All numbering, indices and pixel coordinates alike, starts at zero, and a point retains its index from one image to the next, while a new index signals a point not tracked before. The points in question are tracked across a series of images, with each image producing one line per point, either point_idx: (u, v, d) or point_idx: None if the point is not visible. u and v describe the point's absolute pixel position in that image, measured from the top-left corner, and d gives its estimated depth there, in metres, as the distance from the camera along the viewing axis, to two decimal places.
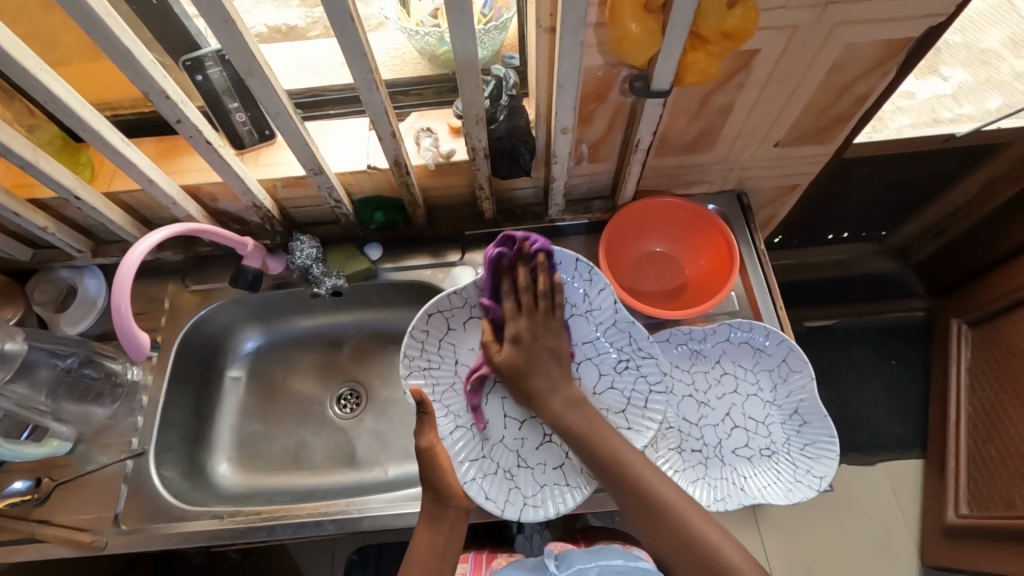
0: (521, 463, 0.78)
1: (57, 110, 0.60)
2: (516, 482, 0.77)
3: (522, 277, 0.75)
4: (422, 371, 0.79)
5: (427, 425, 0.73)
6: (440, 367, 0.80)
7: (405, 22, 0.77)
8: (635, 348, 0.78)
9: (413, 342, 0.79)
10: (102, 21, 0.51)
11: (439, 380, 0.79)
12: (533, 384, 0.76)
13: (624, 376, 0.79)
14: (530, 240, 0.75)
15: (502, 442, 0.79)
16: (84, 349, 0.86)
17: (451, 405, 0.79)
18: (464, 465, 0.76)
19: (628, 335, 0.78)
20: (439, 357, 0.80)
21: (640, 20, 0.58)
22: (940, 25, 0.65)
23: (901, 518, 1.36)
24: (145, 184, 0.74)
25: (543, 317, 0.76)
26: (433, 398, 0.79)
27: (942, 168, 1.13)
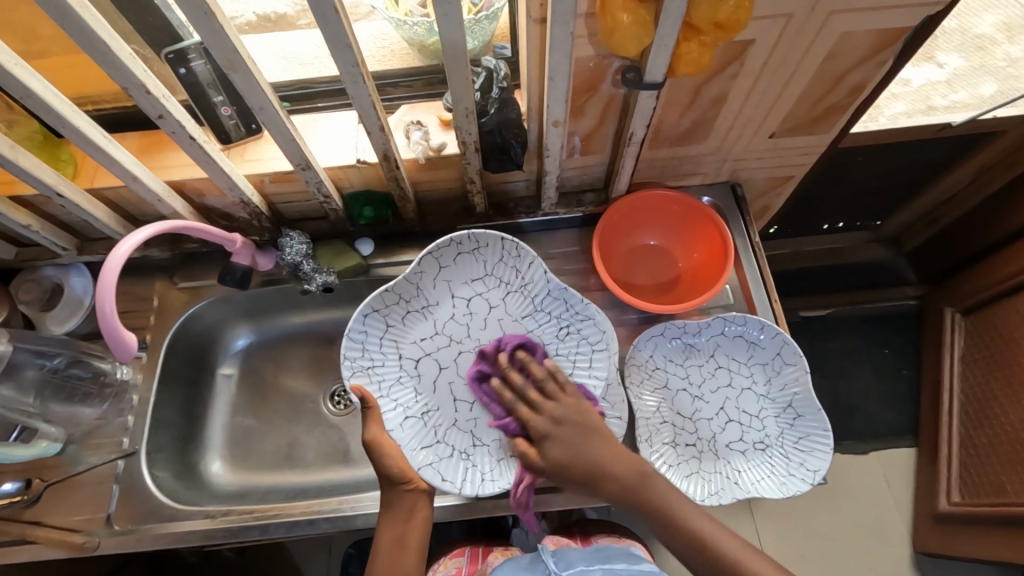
0: (475, 442, 0.80)
1: (34, 106, 0.59)
2: (473, 461, 0.79)
3: (514, 379, 0.78)
4: (365, 371, 0.79)
5: (372, 418, 0.75)
6: (384, 363, 0.81)
7: (392, 12, 0.76)
8: (572, 313, 0.81)
9: (354, 343, 0.79)
10: (76, 14, 0.49)
11: (384, 377, 0.80)
12: (588, 463, 0.71)
13: (565, 341, 0.82)
14: (504, 346, 0.81)
15: (455, 425, 0.81)
16: (70, 349, 0.84)
17: (399, 398, 0.80)
18: (418, 452, 0.77)
19: (563, 300, 0.81)
20: (382, 354, 0.81)
21: (631, 10, 0.56)
22: (935, 14, 0.64)
23: (893, 505, 1.37)
24: (129, 181, 0.72)
25: (560, 402, 0.75)
26: (380, 394, 0.79)
27: (936, 156, 1.12)
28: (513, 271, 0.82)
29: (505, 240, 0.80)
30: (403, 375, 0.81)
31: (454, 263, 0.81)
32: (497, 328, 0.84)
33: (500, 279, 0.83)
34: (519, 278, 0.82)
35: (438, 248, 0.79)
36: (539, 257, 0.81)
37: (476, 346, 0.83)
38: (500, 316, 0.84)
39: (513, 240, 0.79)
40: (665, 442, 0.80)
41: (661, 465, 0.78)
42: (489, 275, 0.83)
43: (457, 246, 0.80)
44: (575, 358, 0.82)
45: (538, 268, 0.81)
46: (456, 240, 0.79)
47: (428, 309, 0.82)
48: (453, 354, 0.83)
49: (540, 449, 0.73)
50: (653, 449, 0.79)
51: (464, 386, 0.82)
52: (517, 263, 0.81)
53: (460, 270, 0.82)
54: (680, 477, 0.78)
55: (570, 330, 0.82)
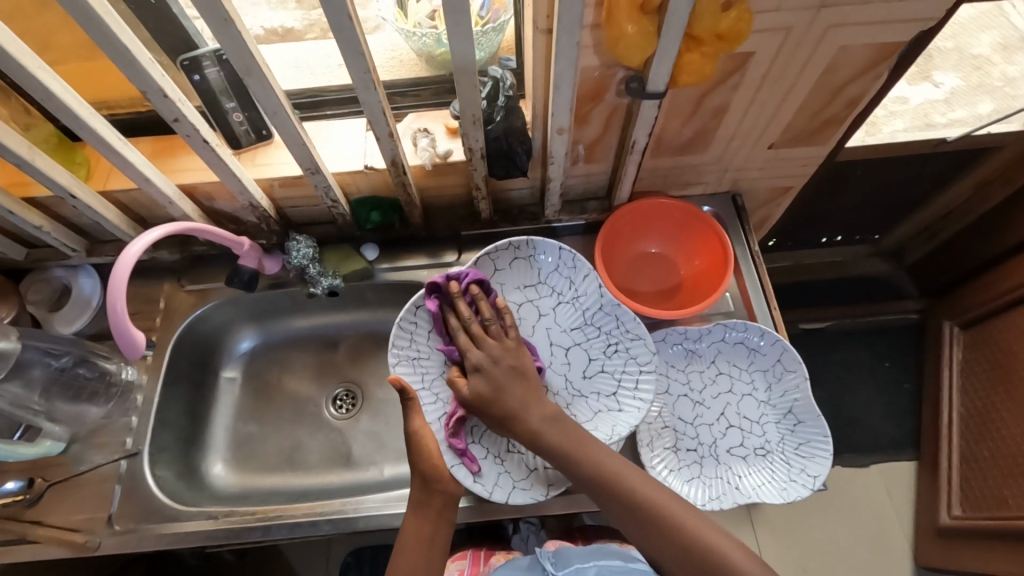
0: (510, 448, 0.79)
1: (54, 108, 0.60)
2: (506, 466, 0.77)
3: (464, 309, 0.75)
4: (411, 361, 0.79)
5: (413, 410, 0.73)
6: (430, 356, 0.81)
7: (402, 23, 0.78)
8: (623, 331, 0.80)
9: (402, 332, 0.79)
10: (100, 18, 0.51)
11: (428, 370, 0.80)
12: (507, 405, 0.71)
13: (613, 359, 0.81)
14: (460, 276, 0.77)
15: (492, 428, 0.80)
16: (79, 348, 0.85)
17: (440, 393, 0.80)
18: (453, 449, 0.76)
19: (615, 318, 0.80)
20: (428, 346, 0.81)
21: (636, 20, 0.58)
22: (930, 30, 0.66)
23: (895, 518, 1.36)
24: (141, 182, 0.74)
25: (500, 343, 0.74)
26: (422, 386, 0.79)
27: (934, 170, 1.14)
28: (567, 281, 0.83)
29: (563, 250, 0.82)
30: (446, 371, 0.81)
31: (509, 267, 0.84)
32: (545, 338, 0.84)
33: (552, 289, 0.84)
34: (572, 289, 0.83)
35: (495, 250, 0.81)
36: (595, 271, 0.81)
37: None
38: (548, 326, 0.84)
39: (572, 251, 0.81)
40: (665, 446, 0.80)
41: (662, 469, 0.78)
42: (542, 283, 0.84)
43: (514, 250, 0.82)
44: (622, 376, 0.80)
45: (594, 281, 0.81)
46: (513, 244, 0.82)
47: None
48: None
49: (468, 380, 0.73)
50: (654, 454, 0.79)
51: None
52: (571, 274, 0.83)
53: (514, 274, 0.84)
54: (681, 482, 0.78)
55: (618, 348, 0.81)
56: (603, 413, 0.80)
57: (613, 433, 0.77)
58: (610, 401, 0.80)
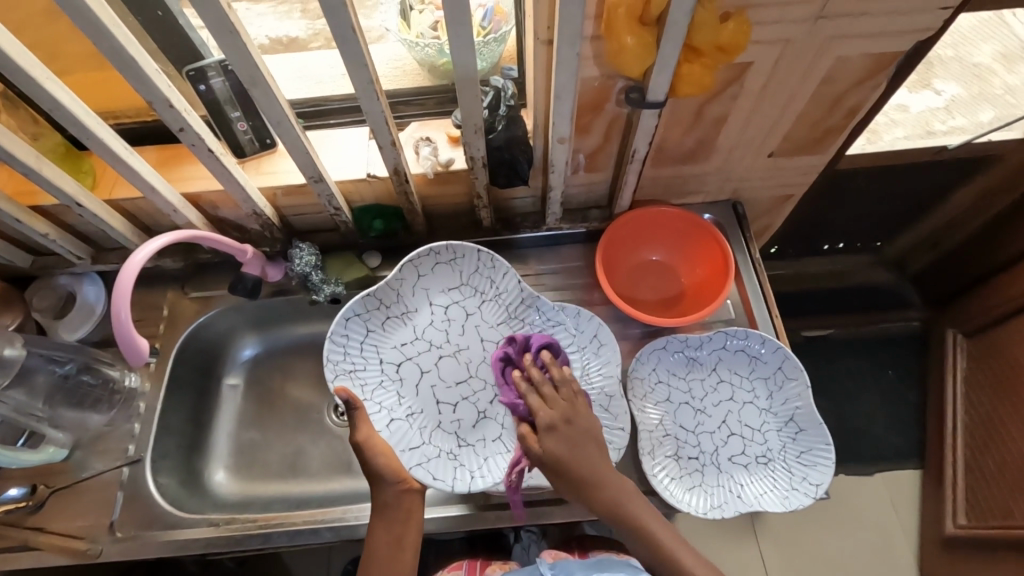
0: (460, 443, 0.82)
1: (63, 118, 0.61)
2: (461, 461, 0.81)
3: (534, 373, 0.75)
4: (349, 374, 0.81)
5: (361, 420, 0.74)
6: (366, 367, 0.83)
7: (405, 34, 0.79)
8: (544, 319, 0.84)
9: (336, 346, 0.81)
10: (108, 30, 0.52)
11: (366, 380, 0.82)
12: (581, 469, 0.68)
13: None
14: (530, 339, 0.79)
15: (439, 426, 0.83)
16: (82, 355, 0.85)
17: (383, 400, 0.82)
18: (407, 453, 0.79)
19: (536, 307, 0.85)
20: (362, 358, 0.83)
21: (635, 32, 0.59)
22: (927, 40, 0.67)
23: (899, 528, 1.35)
24: (146, 191, 0.75)
25: (573, 404, 0.72)
26: (365, 397, 0.82)
27: (935, 178, 1.14)
28: (489, 281, 0.86)
29: (480, 252, 0.84)
30: (385, 379, 0.83)
31: (432, 273, 0.85)
32: (475, 334, 0.87)
33: (475, 289, 0.86)
34: (493, 287, 0.86)
35: (416, 259, 0.83)
36: (512, 268, 0.85)
37: (456, 351, 0.86)
38: (477, 323, 0.87)
39: (489, 252, 0.84)
40: (668, 454, 0.80)
41: (665, 477, 0.78)
42: (465, 284, 0.86)
43: (435, 256, 0.84)
44: None
45: (509, 278, 0.85)
46: (433, 250, 0.83)
47: (407, 315, 0.85)
48: (434, 358, 0.86)
49: (540, 439, 0.70)
50: (656, 461, 0.79)
51: (446, 389, 0.85)
52: (492, 273, 0.85)
53: (437, 279, 0.86)
54: (683, 490, 0.78)
55: None
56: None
57: None
58: None
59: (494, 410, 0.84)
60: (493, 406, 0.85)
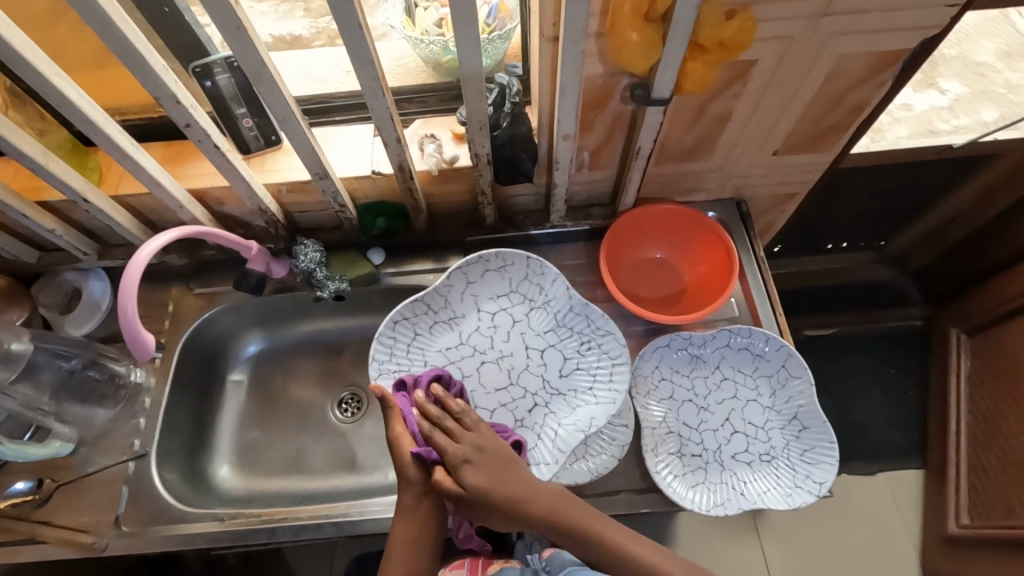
0: None
1: (70, 114, 0.62)
2: None
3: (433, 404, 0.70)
4: (392, 374, 0.81)
5: (395, 417, 0.70)
6: (411, 369, 0.82)
7: (410, 31, 0.80)
8: (594, 329, 0.82)
9: (382, 346, 0.81)
10: (116, 26, 0.52)
11: None
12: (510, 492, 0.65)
13: (587, 357, 0.83)
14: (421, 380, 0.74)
15: None
16: (88, 351, 0.86)
17: None
18: None
19: (585, 317, 0.82)
20: (408, 361, 0.83)
21: (640, 29, 0.59)
22: (932, 37, 0.66)
23: (902, 527, 1.35)
24: (152, 187, 0.75)
25: (476, 430, 0.68)
26: None
27: (939, 176, 1.14)
28: (539, 288, 0.84)
29: (530, 259, 0.82)
30: None
31: (481, 280, 0.84)
32: (521, 342, 0.85)
33: (524, 296, 0.85)
34: (543, 295, 0.84)
35: (466, 264, 0.82)
36: (563, 276, 0.82)
37: (500, 357, 0.85)
38: (523, 330, 0.85)
39: (539, 259, 0.82)
40: (671, 451, 0.80)
41: (668, 474, 0.78)
42: (514, 291, 0.85)
43: (485, 263, 0.82)
44: (597, 373, 0.81)
45: (561, 286, 0.83)
46: (483, 257, 0.82)
47: (454, 320, 0.84)
48: (476, 363, 0.84)
49: (456, 478, 0.65)
50: (659, 458, 0.79)
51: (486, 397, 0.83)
52: (541, 280, 0.83)
53: (487, 285, 0.84)
54: (687, 487, 0.78)
55: (591, 345, 0.82)
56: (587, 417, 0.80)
57: (590, 425, 0.78)
58: (586, 395, 0.81)
59: (531, 421, 0.82)
60: (532, 415, 0.82)
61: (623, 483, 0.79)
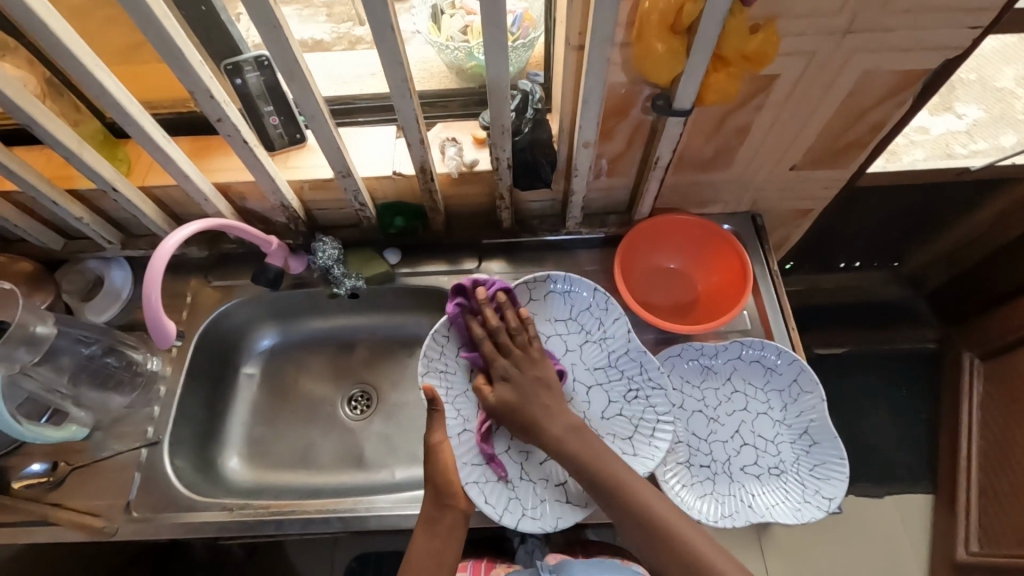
0: (523, 475, 0.79)
1: (107, 105, 0.64)
2: (516, 493, 0.78)
3: (490, 316, 0.79)
4: (439, 373, 0.81)
5: (437, 424, 0.74)
6: (456, 372, 0.83)
7: (435, 36, 0.81)
8: (646, 378, 0.81)
9: (434, 344, 0.81)
10: (159, 21, 0.54)
11: (453, 385, 0.82)
12: (531, 413, 0.75)
13: (632, 405, 0.81)
14: (485, 285, 0.81)
15: (506, 453, 0.81)
16: (108, 337, 0.87)
17: (462, 409, 0.81)
18: (468, 467, 0.78)
19: (640, 364, 0.81)
20: (456, 364, 0.83)
21: (666, 40, 0.60)
22: (954, 58, 0.67)
23: (910, 552, 1.33)
24: (180, 179, 0.77)
25: (526, 351, 0.78)
26: (446, 399, 0.81)
27: (956, 198, 1.14)
28: (598, 321, 0.84)
29: (597, 291, 0.83)
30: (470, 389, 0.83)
31: (542, 300, 0.85)
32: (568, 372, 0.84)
33: (582, 326, 0.85)
34: (601, 330, 0.84)
35: (531, 281, 0.84)
36: (626, 317, 0.83)
37: None
38: (574, 361, 0.84)
39: (607, 294, 0.83)
40: (679, 461, 0.80)
41: (676, 483, 0.78)
42: (572, 319, 0.85)
43: (549, 284, 0.84)
44: (640, 421, 0.80)
45: (623, 328, 0.83)
46: (549, 278, 0.84)
47: None
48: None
49: (494, 388, 0.77)
50: (667, 468, 0.79)
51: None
52: (602, 315, 0.84)
53: (546, 307, 0.85)
54: (694, 497, 0.78)
55: (638, 394, 0.81)
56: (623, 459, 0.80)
57: None
58: (624, 444, 0.79)
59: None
60: None
61: None
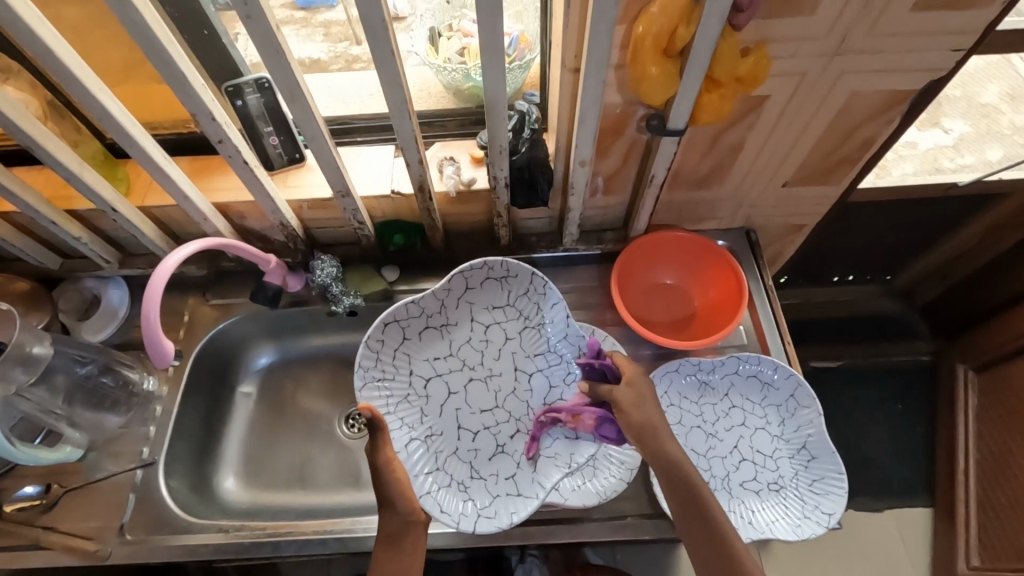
0: (474, 474, 0.80)
1: (109, 126, 0.64)
2: (470, 494, 0.78)
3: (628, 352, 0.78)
4: (377, 383, 0.81)
5: (383, 441, 0.68)
6: (395, 377, 0.83)
7: (433, 58, 0.83)
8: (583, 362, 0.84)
9: (369, 352, 0.81)
10: (162, 46, 0.55)
11: (394, 392, 0.82)
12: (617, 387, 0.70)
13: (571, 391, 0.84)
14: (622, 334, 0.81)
15: (456, 453, 0.82)
16: (104, 356, 0.87)
17: (405, 417, 0.82)
18: (420, 478, 0.78)
19: (575, 346, 0.84)
20: (394, 368, 0.83)
21: (660, 63, 0.61)
22: (939, 79, 0.69)
23: (911, 566, 1.33)
24: (180, 199, 0.77)
25: None
26: (388, 409, 0.81)
27: (945, 213, 1.16)
28: (535, 307, 0.85)
29: (534, 276, 0.83)
30: (411, 394, 0.83)
31: (480, 288, 0.84)
32: (509, 362, 0.87)
33: (519, 312, 0.86)
34: (539, 315, 0.85)
35: (470, 270, 0.81)
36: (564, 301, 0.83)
37: (487, 376, 0.86)
38: (514, 350, 0.87)
39: (544, 278, 0.82)
40: None
41: None
42: (510, 306, 0.86)
43: (488, 270, 0.82)
44: None
45: (558, 312, 0.84)
46: (487, 265, 0.82)
47: (446, 328, 0.85)
48: (464, 380, 0.86)
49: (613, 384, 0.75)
50: None
51: (471, 418, 0.84)
52: (541, 300, 0.84)
53: (484, 296, 0.85)
54: None
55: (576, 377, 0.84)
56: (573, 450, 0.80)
57: (572, 462, 0.78)
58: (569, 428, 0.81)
59: (513, 448, 0.83)
60: (514, 441, 0.83)
61: (630, 507, 0.79)
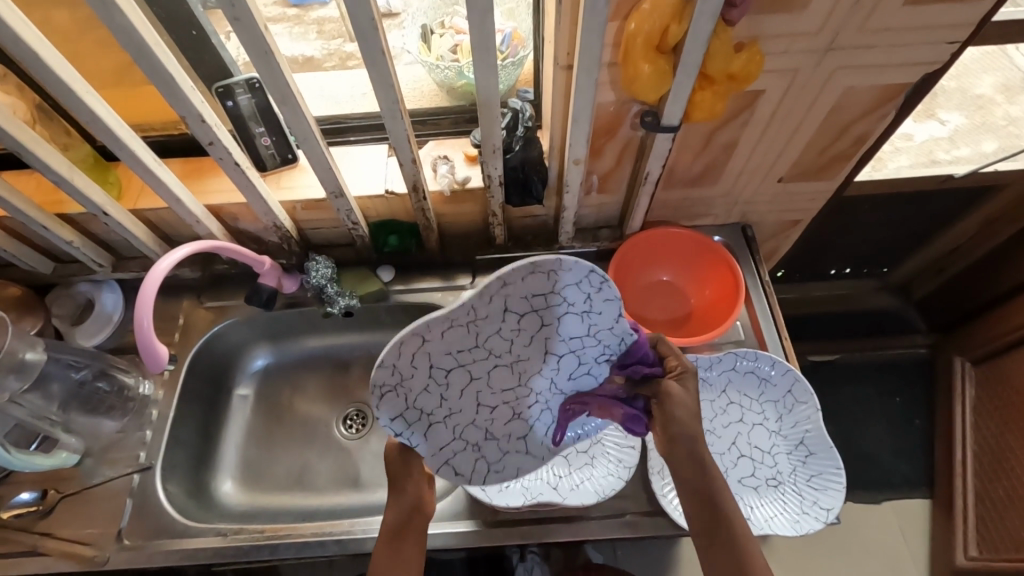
0: (489, 435, 0.67)
1: (97, 130, 0.64)
2: (484, 452, 0.68)
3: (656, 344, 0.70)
4: (394, 389, 0.59)
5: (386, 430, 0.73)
6: (412, 377, 0.60)
7: (425, 56, 0.82)
8: None
9: (384, 370, 0.57)
10: (149, 49, 0.55)
11: (410, 390, 0.60)
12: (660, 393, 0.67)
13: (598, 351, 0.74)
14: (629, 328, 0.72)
15: (473, 422, 0.66)
16: (99, 361, 0.86)
17: (424, 406, 0.62)
18: (437, 450, 0.65)
19: None
20: (411, 368, 0.59)
21: (652, 60, 0.61)
22: (934, 73, 0.68)
23: (909, 558, 1.33)
24: (172, 202, 0.77)
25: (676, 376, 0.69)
26: (409, 404, 0.61)
27: (942, 206, 1.16)
28: (583, 297, 0.61)
29: (592, 272, 0.58)
30: (430, 383, 0.61)
31: (522, 282, 0.57)
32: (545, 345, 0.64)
33: (566, 301, 0.61)
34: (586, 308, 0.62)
35: (511, 270, 0.55)
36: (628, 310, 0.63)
37: (515, 360, 0.63)
38: (551, 334, 0.63)
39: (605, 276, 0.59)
40: None
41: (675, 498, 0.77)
42: (552, 294, 0.60)
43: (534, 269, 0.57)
44: None
45: (614, 309, 0.62)
46: (535, 264, 0.56)
47: (473, 321, 0.58)
48: (489, 366, 0.63)
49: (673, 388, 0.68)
50: (665, 482, 0.78)
51: (491, 397, 0.65)
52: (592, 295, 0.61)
53: (523, 288, 0.58)
54: None
55: None
56: (573, 453, 0.82)
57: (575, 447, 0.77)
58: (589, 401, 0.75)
59: (531, 410, 0.68)
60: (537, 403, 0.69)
61: (628, 505, 0.78)
